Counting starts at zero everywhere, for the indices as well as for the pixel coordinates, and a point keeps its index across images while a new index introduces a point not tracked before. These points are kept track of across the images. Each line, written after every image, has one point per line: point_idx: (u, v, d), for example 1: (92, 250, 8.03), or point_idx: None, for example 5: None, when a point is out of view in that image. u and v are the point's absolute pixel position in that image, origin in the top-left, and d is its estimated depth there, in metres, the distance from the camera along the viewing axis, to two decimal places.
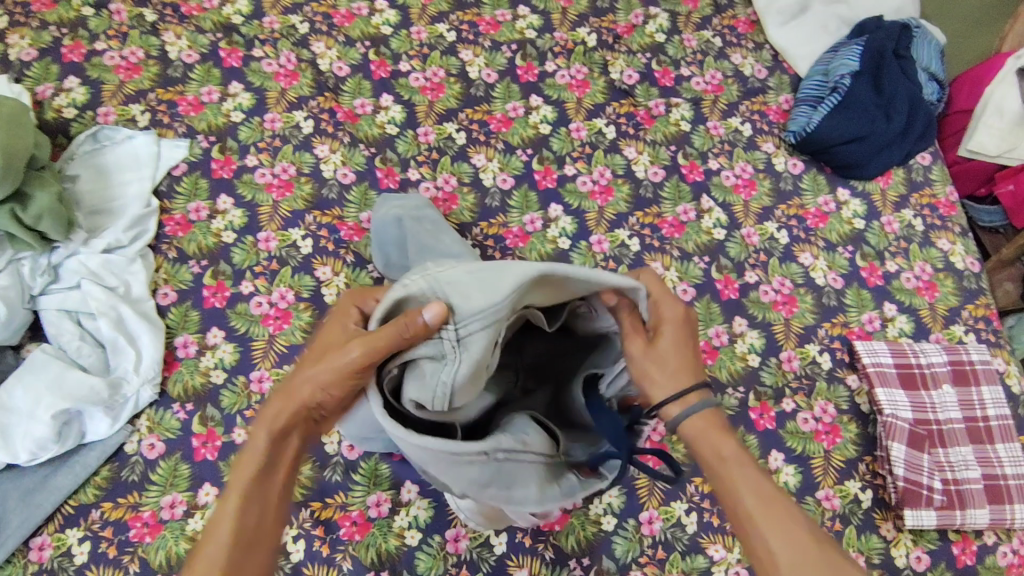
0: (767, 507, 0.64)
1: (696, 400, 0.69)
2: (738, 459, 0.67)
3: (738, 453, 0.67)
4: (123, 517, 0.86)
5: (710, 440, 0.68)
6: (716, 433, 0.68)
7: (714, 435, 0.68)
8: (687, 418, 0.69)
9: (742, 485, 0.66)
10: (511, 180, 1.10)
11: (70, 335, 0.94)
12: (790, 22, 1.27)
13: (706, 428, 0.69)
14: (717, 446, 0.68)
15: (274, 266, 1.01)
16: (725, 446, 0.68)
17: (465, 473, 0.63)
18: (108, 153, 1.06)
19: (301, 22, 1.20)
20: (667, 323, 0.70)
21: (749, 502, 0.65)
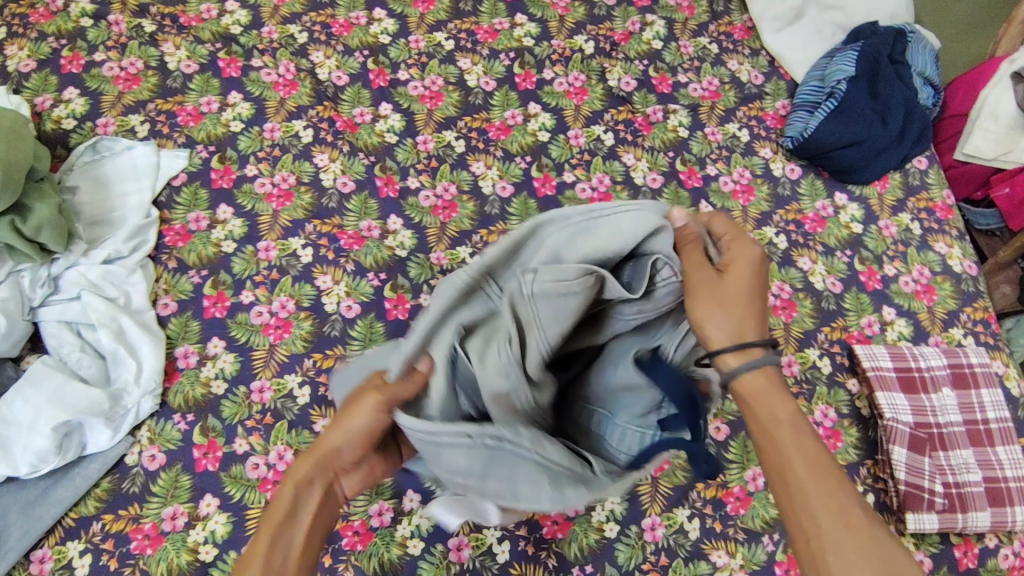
0: (820, 480, 0.60)
1: (760, 352, 0.63)
2: (795, 424, 0.63)
3: (795, 417, 0.63)
4: (124, 530, 0.86)
5: (765, 402, 0.63)
6: (772, 394, 0.63)
7: (773, 396, 0.63)
8: (746, 372, 0.63)
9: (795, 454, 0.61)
10: (510, 188, 1.11)
11: (70, 346, 0.94)
12: (786, 28, 1.28)
13: (764, 388, 0.63)
14: (770, 409, 0.63)
15: (274, 275, 1.01)
16: (782, 408, 0.63)
17: (451, 457, 0.58)
18: (107, 164, 1.06)
19: (300, 32, 1.21)
20: (737, 264, 0.65)
21: (802, 471, 0.61)
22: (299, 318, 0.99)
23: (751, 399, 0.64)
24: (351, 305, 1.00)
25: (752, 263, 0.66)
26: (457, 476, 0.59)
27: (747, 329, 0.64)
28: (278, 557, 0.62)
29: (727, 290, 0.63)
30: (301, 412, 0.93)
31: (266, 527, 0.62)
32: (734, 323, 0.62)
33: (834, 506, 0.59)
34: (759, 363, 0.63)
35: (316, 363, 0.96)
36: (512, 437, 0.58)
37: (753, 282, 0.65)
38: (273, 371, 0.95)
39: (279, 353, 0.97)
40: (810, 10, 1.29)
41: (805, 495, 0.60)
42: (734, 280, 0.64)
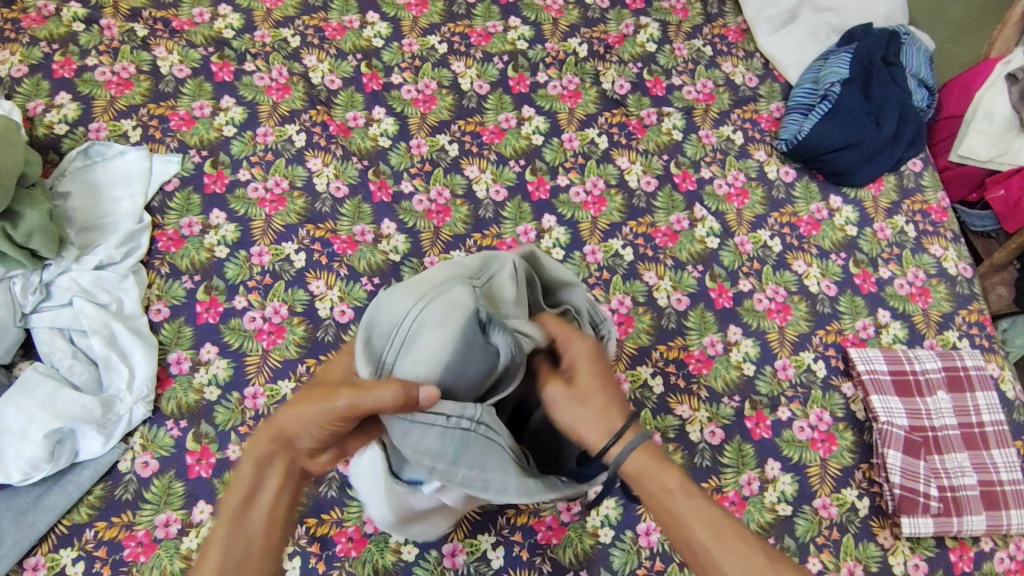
0: (725, 542, 0.59)
1: (633, 435, 0.62)
2: (684, 491, 0.61)
3: (684, 484, 0.61)
4: (117, 537, 0.85)
5: (652, 478, 0.62)
6: (659, 469, 0.62)
7: (655, 470, 0.62)
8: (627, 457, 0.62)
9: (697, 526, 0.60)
10: (504, 192, 1.10)
11: (62, 353, 0.93)
12: (779, 30, 1.27)
13: (647, 465, 0.62)
14: (659, 485, 0.61)
15: (268, 280, 1.01)
16: (669, 480, 0.61)
17: (425, 437, 0.59)
18: (99, 169, 1.05)
19: (292, 35, 1.21)
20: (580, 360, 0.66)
21: (707, 540, 0.59)
22: (293, 324, 0.98)
23: (642, 479, 0.62)
24: (345, 310, 1.00)
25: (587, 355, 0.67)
26: (425, 459, 0.59)
27: (613, 414, 0.64)
28: (237, 543, 0.59)
29: (581, 388, 0.64)
30: None
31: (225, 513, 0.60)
32: (596, 411, 0.63)
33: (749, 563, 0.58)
34: (637, 443, 0.62)
35: (310, 368, 0.96)
36: (490, 423, 0.61)
37: (599, 368, 0.66)
38: (267, 377, 0.95)
39: (273, 359, 0.96)
40: (804, 12, 1.29)
41: (715, 561, 0.59)
42: (582, 377, 0.65)
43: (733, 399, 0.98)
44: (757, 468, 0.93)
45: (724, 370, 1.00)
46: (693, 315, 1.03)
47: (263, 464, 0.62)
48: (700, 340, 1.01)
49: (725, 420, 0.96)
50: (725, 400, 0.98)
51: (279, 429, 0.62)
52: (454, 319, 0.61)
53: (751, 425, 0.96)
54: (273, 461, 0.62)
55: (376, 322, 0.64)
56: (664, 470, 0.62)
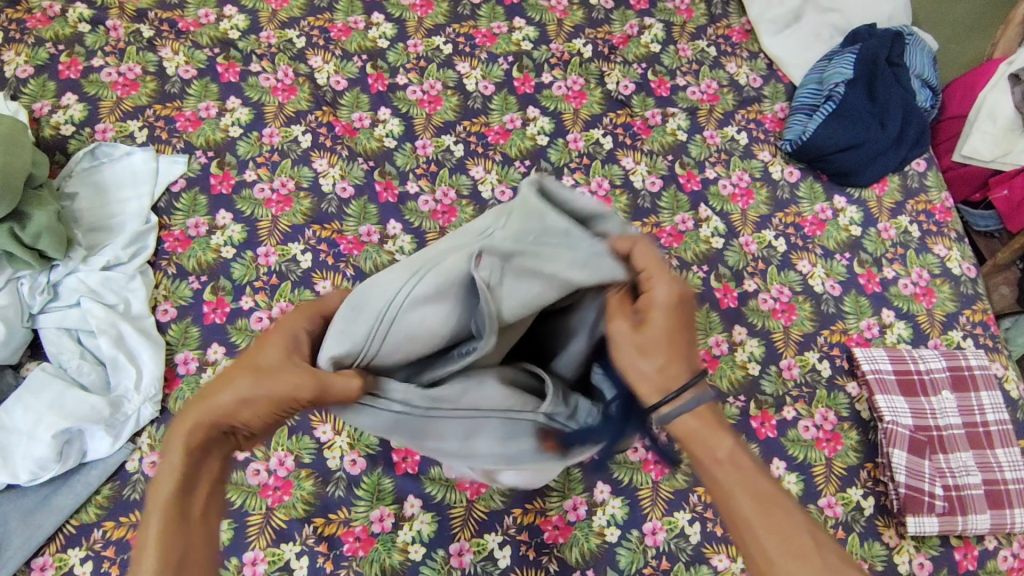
0: (768, 515, 0.55)
1: (690, 396, 0.59)
2: (733, 458, 0.58)
3: (734, 452, 0.58)
4: (124, 537, 0.86)
5: (701, 440, 0.59)
6: (711, 432, 0.59)
7: (707, 434, 0.59)
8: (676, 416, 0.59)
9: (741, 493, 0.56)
10: (509, 192, 1.11)
11: (69, 353, 0.94)
12: (784, 31, 1.28)
13: (697, 428, 0.59)
14: (707, 450, 0.59)
15: (274, 281, 1.01)
16: (718, 445, 0.58)
17: (365, 415, 0.56)
18: (106, 169, 1.06)
19: (298, 36, 1.21)
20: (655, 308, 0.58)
21: (748, 509, 0.56)
22: None
23: (690, 439, 0.59)
24: None
25: (668, 303, 0.58)
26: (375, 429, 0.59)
27: (674, 370, 0.59)
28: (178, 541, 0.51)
29: (647, 336, 0.58)
30: (302, 417, 0.93)
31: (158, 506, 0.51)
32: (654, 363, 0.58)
33: (792, 541, 0.53)
34: (692, 404, 0.59)
35: None
36: (428, 402, 0.55)
37: (675, 321, 0.59)
38: None
39: None
40: (807, 13, 1.29)
41: (754, 535, 0.55)
42: (653, 325, 0.58)
43: (738, 399, 0.98)
44: None
45: (729, 369, 1.00)
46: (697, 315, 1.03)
47: (196, 454, 0.53)
48: (705, 340, 1.02)
49: (731, 419, 0.97)
50: (731, 400, 0.98)
51: (208, 416, 0.52)
52: (450, 293, 0.55)
53: (756, 424, 0.97)
54: (209, 449, 0.53)
55: (364, 302, 0.55)
56: (712, 434, 0.59)
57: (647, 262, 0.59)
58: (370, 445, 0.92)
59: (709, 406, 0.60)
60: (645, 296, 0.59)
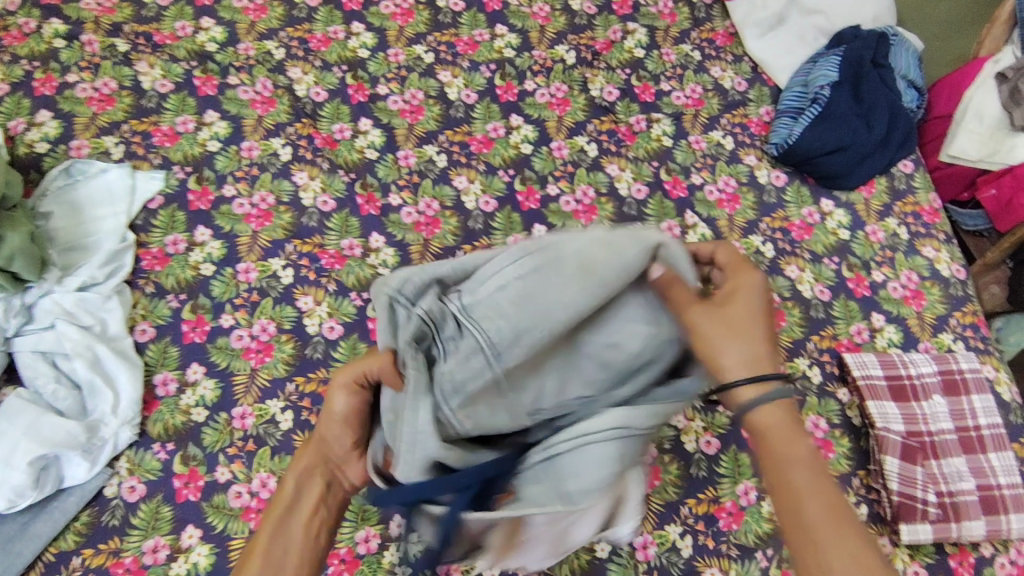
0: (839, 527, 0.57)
1: (775, 384, 0.61)
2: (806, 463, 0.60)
3: (813, 454, 0.60)
4: (104, 564, 0.84)
5: (783, 440, 0.60)
6: (792, 431, 0.61)
7: (787, 433, 0.61)
8: (757, 407, 0.61)
9: (810, 490, 0.58)
10: (493, 202, 1.09)
11: (45, 377, 0.91)
12: (768, 34, 1.27)
13: (780, 427, 0.60)
14: (785, 451, 0.60)
15: (254, 297, 1.00)
16: (799, 445, 0.60)
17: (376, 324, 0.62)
18: (81, 187, 1.04)
19: (276, 48, 1.19)
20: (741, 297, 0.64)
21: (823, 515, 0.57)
22: (281, 341, 0.97)
23: (773, 430, 0.61)
24: (334, 326, 0.98)
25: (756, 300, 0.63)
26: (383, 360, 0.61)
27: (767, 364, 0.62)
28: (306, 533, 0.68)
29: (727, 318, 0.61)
30: (284, 437, 0.92)
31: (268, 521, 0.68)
32: (746, 352, 0.61)
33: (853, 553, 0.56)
34: (778, 397, 0.61)
35: (299, 387, 0.94)
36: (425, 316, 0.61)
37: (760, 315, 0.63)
38: (255, 397, 0.94)
39: (261, 378, 0.95)
40: (791, 16, 1.28)
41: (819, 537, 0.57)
42: (738, 311, 0.62)
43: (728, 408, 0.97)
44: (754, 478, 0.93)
45: None
46: None
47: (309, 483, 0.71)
48: None
49: (720, 429, 0.96)
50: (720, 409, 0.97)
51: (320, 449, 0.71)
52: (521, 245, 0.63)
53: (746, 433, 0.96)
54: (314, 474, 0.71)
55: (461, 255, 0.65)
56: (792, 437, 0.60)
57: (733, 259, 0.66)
58: None
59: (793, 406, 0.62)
60: (729, 287, 0.64)
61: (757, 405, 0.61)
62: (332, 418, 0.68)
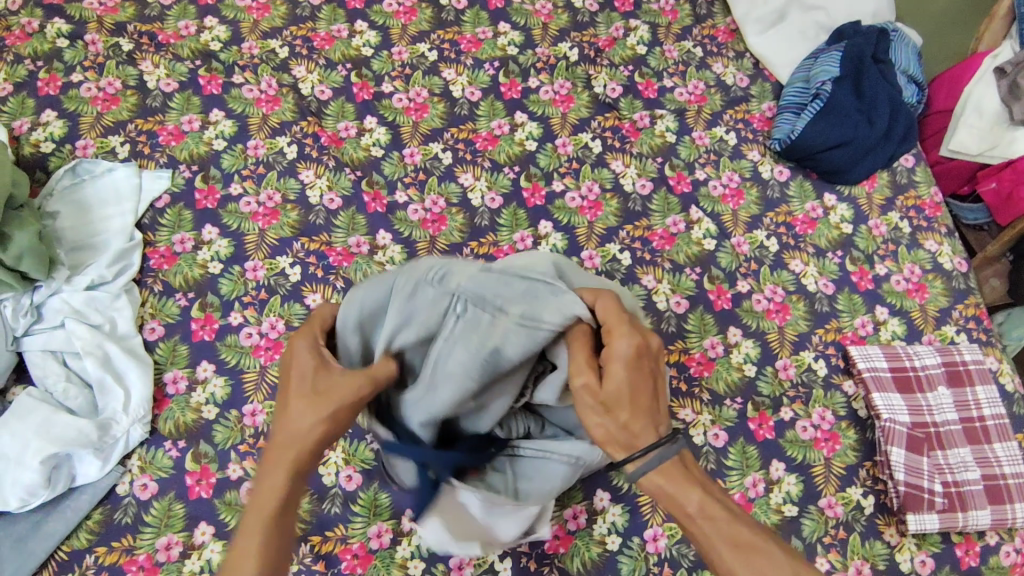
0: (749, 561, 0.58)
1: (653, 451, 0.62)
2: (701, 509, 0.61)
3: (702, 503, 0.61)
4: (117, 562, 0.84)
5: (670, 496, 0.62)
6: (678, 487, 0.62)
7: (674, 489, 0.62)
8: (643, 474, 0.62)
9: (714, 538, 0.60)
10: (499, 199, 1.10)
11: (56, 376, 0.92)
12: (769, 30, 1.28)
13: (664, 486, 0.62)
14: (676, 505, 0.62)
15: (263, 295, 1.00)
16: (687, 501, 0.61)
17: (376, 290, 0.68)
18: (87, 187, 1.04)
19: (281, 46, 1.19)
20: (613, 361, 0.62)
21: (728, 554, 0.59)
22: (290, 339, 0.97)
23: (660, 496, 0.62)
24: None
25: (628, 357, 0.62)
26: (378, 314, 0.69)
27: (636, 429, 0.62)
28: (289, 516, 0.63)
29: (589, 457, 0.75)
30: None
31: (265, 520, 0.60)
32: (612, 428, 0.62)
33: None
34: (655, 463, 0.62)
35: None
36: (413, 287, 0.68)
37: (633, 376, 0.62)
38: (265, 394, 0.94)
39: (271, 375, 0.95)
40: (792, 12, 1.29)
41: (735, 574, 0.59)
42: (611, 385, 0.62)
43: (735, 401, 0.98)
44: (762, 470, 0.93)
45: (726, 372, 0.99)
46: (692, 318, 1.03)
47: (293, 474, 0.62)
48: (701, 343, 1.01)
49: (728, 422, 0.96)
50: (728, 403, 0.97)
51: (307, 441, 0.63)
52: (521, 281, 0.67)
53: (754, 426, 0.96)
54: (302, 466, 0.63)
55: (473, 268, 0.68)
56: (678, 490, 0.62)
57: (612, 313, 0.65)
58: (366, 459, 0.91)
59: (673, 458, 0.63)
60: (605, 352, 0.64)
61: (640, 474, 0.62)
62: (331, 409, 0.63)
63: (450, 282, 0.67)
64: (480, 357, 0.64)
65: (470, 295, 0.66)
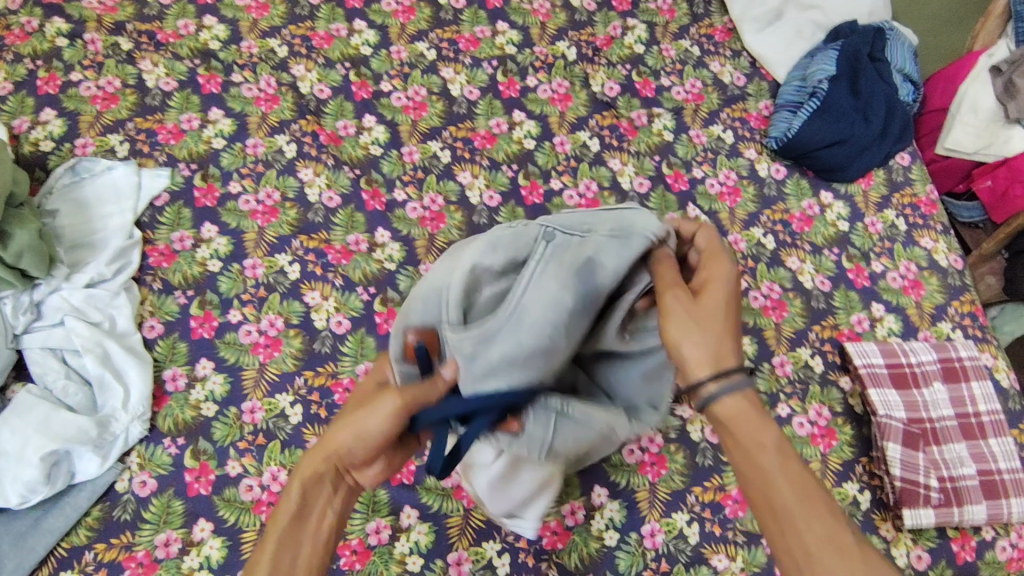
0: (811, 507, 0.54)
1: (739, 375, 0.59)
2: (778, 455, 0.57)
3: (779, 442, 0.57)
4: (117, 559, 0.84)
5: (748, 426, 0.58)
6: (758, 418, 0.58)
7: (752, 422, 0.58)
8: (725, 397, 0.59)
9: (778, 478, 0.56)
10: (497, 197, 1.10)
11: (55, 374, 0.92)
12: (766, 29, 1.28)
13: (745, 412, 0.58)
14: (752, 436, 0.58)
15: (262, 293, 1.00)
16: (764, 435, 0.58)
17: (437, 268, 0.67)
18: (87, 185, 1.04)
19: (279, 45, 1.20)
20: (715, 283, 0.63)
21: (790, 496, 0.55)
22: (289, 336, 0.98)
23: (735, 423, 0.58)
24: (341, 320, 0.99)
25: (727, 283, 0.63)
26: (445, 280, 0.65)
27: (727, 348, 0.60)
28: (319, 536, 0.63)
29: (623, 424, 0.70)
30: (294, 431, 0.92)
31: (276, 527, 0.62)
32: (703, 343, 0.59)
33: (823, 530, 0.53)
34: (740, 387, 0.59)
35: (307, 381, 0.95)
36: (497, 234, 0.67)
37: (729, 302, 0.62)
38: (264, 391, 0.94)
39: (269, 372, 0.95)
40: (789, 11, 1.30)
41: (792, 524, 0.54)
42: (708, 300, 0.61)
43: None
44: None
45: None
46: None
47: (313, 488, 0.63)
48: None
49: None
50: None
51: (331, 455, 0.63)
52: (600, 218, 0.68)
53: None
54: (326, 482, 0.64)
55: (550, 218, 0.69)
56: (757, 427, 0.58)
57: (711, 246, 0.67)
58: None
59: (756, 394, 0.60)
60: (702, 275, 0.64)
61: (720, 397, 0.59)
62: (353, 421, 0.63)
63: (541, 221, 0.68)
64: (575, 261, 0.63)
65: (561, 226, 0.67)
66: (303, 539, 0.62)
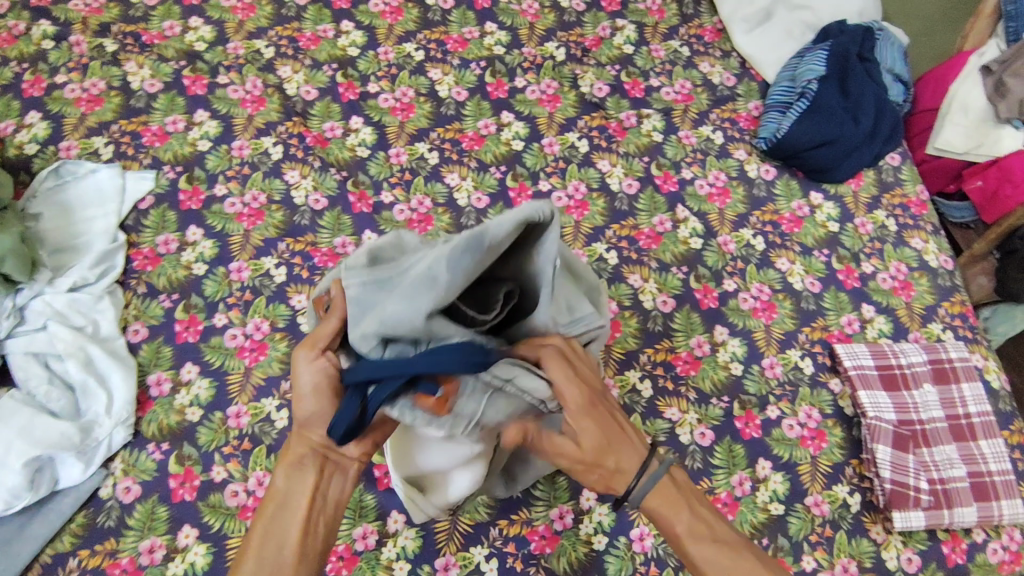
0: None
1: (648, 479, 0.69)
2: (689, 531, 0.69)
3: (691, 525, 0.69)
4: (100, 566, 0.83)
5: (665, 519, 0.70)
6: (672, 507, 0.70)
7: (667, 512, 0.70)
8: (646, 496, 0.69)
9: (705, 561, 0.68)
10: (486, 199, 1.09)
11: (38, 379, 0.91)
12: (755, 29, 1.28)
13: (659, 506, 0.70)
14: (669, 523, 0.70)
15: (247, 296, 0.99)
16: (677, 523, 0.69)
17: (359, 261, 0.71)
18: (71, 188, 1.03)
19: (266, 47, 1.19)
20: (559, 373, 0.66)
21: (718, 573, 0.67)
22: (274, 340, 0.97)
23: (658, 515, 0.70)
24: None
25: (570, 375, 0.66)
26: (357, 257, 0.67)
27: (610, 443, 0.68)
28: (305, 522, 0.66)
29: (584, 444, 0.67)
30: (280, 436, 0.91)
31: (262, 516, 0.66)
32: (595, 439, 0.67)
33: None
34: (652, 485, 0.69)
35: None
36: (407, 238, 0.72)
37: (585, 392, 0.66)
38: (249, 396, 0.93)
39: (255, 377, 0.94)
40: (778, 11, 1.29)
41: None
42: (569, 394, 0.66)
43: (722, 400, 0.97)
44: (748, 469, 0.93)
45: (712, 370, 0.99)
46: (678, 317, 1.03)
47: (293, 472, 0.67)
48: (687, 341, 1.01)
49: (715, 421, 0.96)
50: (714, 401, 0.97)
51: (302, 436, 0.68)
52: None
53: (740, 425, 0.96)
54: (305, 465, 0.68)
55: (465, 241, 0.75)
56: (670, 520, 0.70)
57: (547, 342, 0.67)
58: None
59: (669, 478, 0.71)
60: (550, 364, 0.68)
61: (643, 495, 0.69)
62: (301, 394, 0.66)
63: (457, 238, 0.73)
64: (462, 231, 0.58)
65: None
66: (290, 525, 0.66)
